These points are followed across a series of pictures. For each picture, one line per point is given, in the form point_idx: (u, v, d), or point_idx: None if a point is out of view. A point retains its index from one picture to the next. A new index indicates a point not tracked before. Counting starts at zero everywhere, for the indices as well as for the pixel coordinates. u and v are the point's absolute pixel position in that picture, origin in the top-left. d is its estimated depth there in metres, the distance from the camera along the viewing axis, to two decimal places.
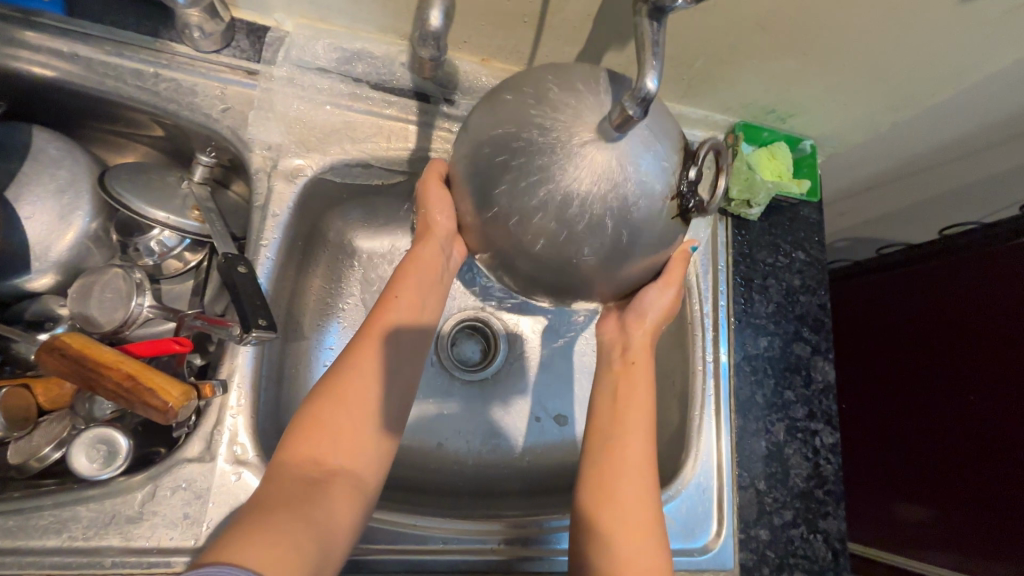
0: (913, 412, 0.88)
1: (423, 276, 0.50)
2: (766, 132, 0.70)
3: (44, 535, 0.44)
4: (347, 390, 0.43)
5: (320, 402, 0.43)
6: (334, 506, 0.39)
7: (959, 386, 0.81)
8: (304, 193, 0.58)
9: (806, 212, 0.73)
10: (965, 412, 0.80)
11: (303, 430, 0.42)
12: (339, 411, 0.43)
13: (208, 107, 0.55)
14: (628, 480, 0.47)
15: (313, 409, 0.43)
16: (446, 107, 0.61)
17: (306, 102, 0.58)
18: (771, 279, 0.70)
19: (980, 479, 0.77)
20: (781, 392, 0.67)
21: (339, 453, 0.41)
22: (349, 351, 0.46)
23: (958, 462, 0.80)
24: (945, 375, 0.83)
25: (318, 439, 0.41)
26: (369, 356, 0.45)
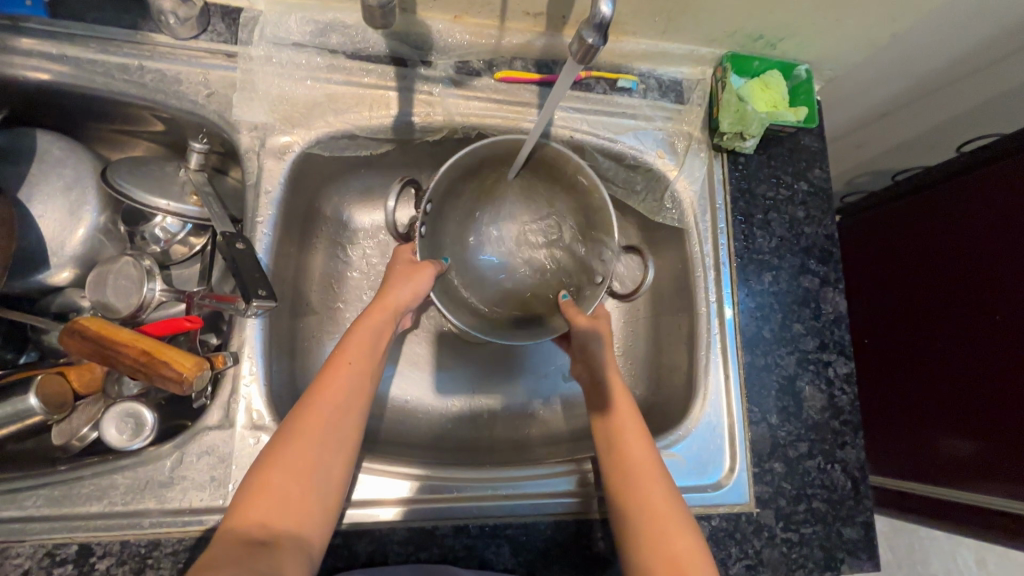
0: (950, 332, 0.83)
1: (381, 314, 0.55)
2: (756, 62, 0.68)
3: (87, 502, 0.47)
4: (322, 395, 0.47)
5: (264, 467, 0.43)
6: (287, 562, 0.39)
7: (997, 299, 0.76)
8: (295, 169, 0.60)
9: (806, 140, 0.70)
10: (1008, 325, 0.74)
11: (254, 492, 0.42)
12: (286, 470, 0.42)
13: (193, 93, 0.57)
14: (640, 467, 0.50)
15: (257, 472, 0.43)
16: (424, 69, 0.62)
17: (286, 78, 0.59)
18: (773, 212, 0.68)
19: (993, 418, 0.76)
20: (789, 326, 0.66)
21: (320, 436, 0.45)
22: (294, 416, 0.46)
23: (1002, 380, 0.75)
24: (985, 287, 0.78)
25: (308, 426, 0.45)
26: (316, 421, 0.45)
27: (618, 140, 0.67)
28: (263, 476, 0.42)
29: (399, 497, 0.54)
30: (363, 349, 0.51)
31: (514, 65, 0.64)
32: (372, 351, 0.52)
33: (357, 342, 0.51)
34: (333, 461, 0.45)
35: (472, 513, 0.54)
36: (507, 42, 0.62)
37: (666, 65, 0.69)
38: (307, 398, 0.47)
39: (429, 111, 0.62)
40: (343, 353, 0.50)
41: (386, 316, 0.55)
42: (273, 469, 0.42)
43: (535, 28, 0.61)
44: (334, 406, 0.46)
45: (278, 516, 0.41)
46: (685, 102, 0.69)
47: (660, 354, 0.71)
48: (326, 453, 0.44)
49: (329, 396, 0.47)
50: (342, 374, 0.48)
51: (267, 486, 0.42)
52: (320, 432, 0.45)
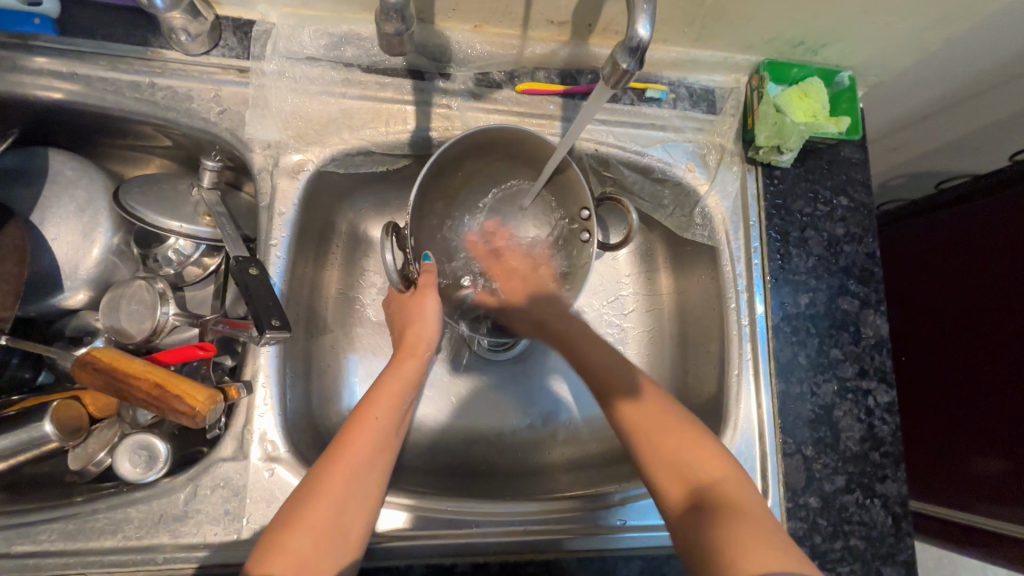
0: (993, 351, 0.78)
1: (409, 365, 0.54)
2: (795, 69, 0.63)
3: (100, 537, 0.47)
4: (353, 448, 0.46)
5: (286, 526, 0.41)
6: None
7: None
8: (309, 188, 0.58)
9: (847, 152, 0.66)
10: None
11: (273, 551, 0.40)
12: (306, 530, 0.41)
13: (205, 111, 0.55)
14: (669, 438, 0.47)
15: (278, 531, 0.41)
16: (442, 82, 0.59)
17: (300, 94, 0.57)
18: (810, 230, 0.64)
19: None
20: (827, 351, 0.62)
21: (347, 491, 0.44)
22: (318, 475, 0.44)
23: None
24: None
25: (336, 477, 0.44)
26: (340, 486, 0.44)
27: (645, 154, 0.64)
28: (284, 533, 0.41)
29: (393, 528, 0.52)
30: (393, 399, 0.50)
31: (536, 76, 0.60)
32: (398, 402, 0.51)
33: (388, 391, 0.50)
34: (351, 527, 0.43)
35: (489, 550, 0.52)
36: (529, 52, 0.59)
37: (697, 73, 0.65)
38: (330, 459, 0.45)
39: (448, 126, 0.59)
40: (371, 407, 0.49)
41: (416, 362, 0.54)
42: (294, 526, 0.41)
43: (559, 37, 0.58)
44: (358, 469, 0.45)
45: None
46: (717, 112, 0.65)
47: (687, 376, 0.68)
48: (343, 522, 0.43)
49: (357, 450, 0.46)
50: (372, 430, 0.47)
51: (289, 543, 0.41)
52: (341, 497, 0.44)
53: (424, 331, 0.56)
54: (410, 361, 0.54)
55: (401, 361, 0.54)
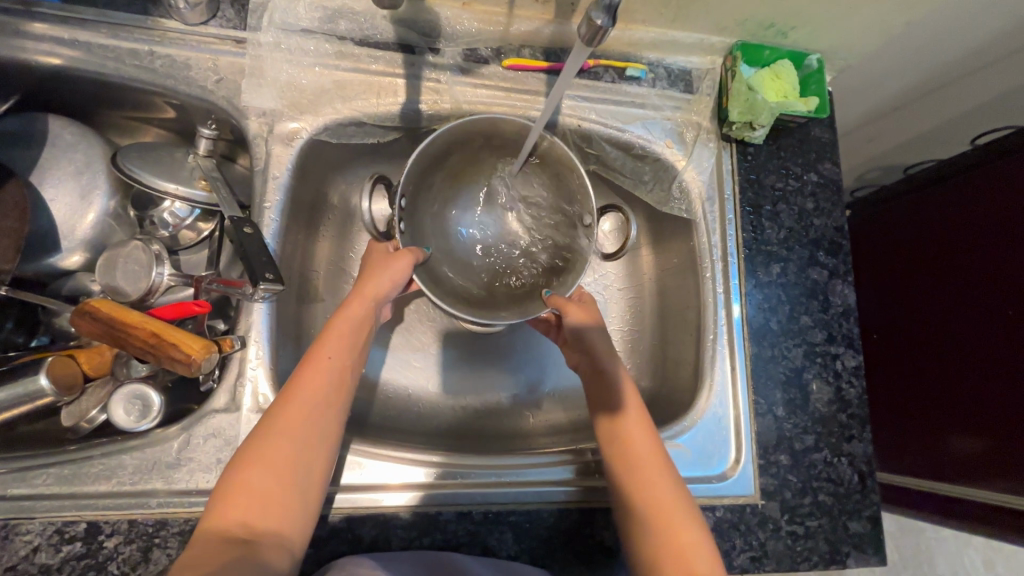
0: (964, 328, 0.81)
1: (357, 310, 0.54)
2: (766, 51, 0.67)
3: (94, 481, 0.48)
4: (305, 387, 0.47)
5: (244, 465, 0.42)
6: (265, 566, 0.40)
7: (1013, 295, 0.75)
8: (303, 155, 0.60)
9: (816, 131, 0.70)
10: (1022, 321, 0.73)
11: (231, 492, 0.41)
12: (264, 469, 0.42)
13: (203, 79, 0.58)
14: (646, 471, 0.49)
15: (235, 472, 0.42)
16: (431, 57, 0.62)
17: (295, 65, 0.59)
18: (781, 203, 0.68)
19: (998, 415, 0.76)
20: (797, 317, 0.65)
21: (304, 428, 0.45)
22: (274, 413, 0.45)
23: (1010, 377, 0.74)
24: (999, 283, 0.77)
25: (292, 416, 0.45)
26: (297, 418, 0.45)
27: (625, 130, 0.67)
28: (242, 473, 0.42)
29: (418, 483, 0.54)
30: (342, 342, 0.51)
31: (522, 53, 0.64)
32: (348, 345, 0.51)
33: (337, 335, 0.51)
34: (314, 459, 0.45)
35: (474, 500, 0.54)
36: (515, 30, 0.62)
37: (675, 54, 0.68)
38: (283, 399, 0.46)
39: (437, 99, 0.62)
40: (322, 348, 0.50)
41: (364, 304, 0.54)
42: (251, 466, 0.42)
43: (544, 15, 0.61)
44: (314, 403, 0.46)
45: (255, 514, 0.41)
46: (694, 92, 0.69)
47: (666, 345, 0.71)
48: (307, 454, 0.45)
49: (312, 390, 0.47)
50: (324, 371, 0.48)
51: (248, 481, 0.42)
52: (299, 432, 0.45)
53: (376, 284, 0.56)
54: (359, 311, 0.54)
55: (347, 309, 0.54)
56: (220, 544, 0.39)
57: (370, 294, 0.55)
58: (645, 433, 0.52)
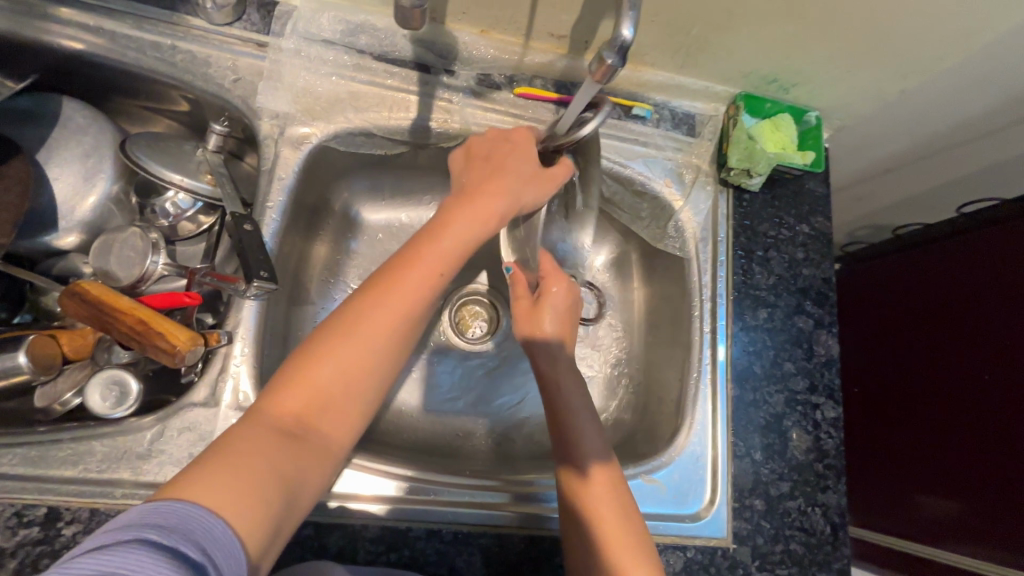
0: (946, 380, 0.82)
1: (476, 214, 0.50)
2: (768, 104, 0.69)
3: (61, 466, 0.47)
4: (396, 296, 0.45)
5: (316, 355, 0.42)
6: (301, 481, 0.39)
7: (998, 354, 0.75)
8: (310, 159, 0.61)
9: (810, 185, 0.72)
10: (1001, 386, 0.74)
11: (298, 380, 0.42)
12: (331, 368, 0.42)
13: (221, 77, 0.59)
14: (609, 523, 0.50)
15: (308, 359, 0.42)
16: (446, 78, 0.64)
17: (312, 72, 0.61)
18: (773, 250, 0.70)
19: (971, 482, 0.76)
20: (781, 363, 0.66)
21: (379, 342, 0.44)
22: (352, 322, 0.44)
23: (984, 441, 0.75)
24: (986, 344, 0.77)
25: (374, 326, 0.44)
26: (376, 327, 0.44)
27: (627, 166, 0.69)
28: (312, 366, 0.42)
29: (385, 496, 0.53)
30: (448, 250, 0.48)
31: (533, 83, 0.66)
32: (455, 253, 0.48)
33: (446, 242, 0.48)
34: (379, 376, 0.44)
35: (445, 519, 0.53)
36: (530, 60, 0.64)
37: (681, 99, 0.71)
38: (357, 309, 0.44)
39: (447, 118, 0.63)
40: (419, 256, 0.47)
41: (481, 214, 0.50)
42: (324, 362, 0.42)
43: (559, 50, 0.63)
44: (394, 324, 0.45)
45: (314, 409, 0.41)
46: (696, 135, 0.71)
47: (651, 379, 0.71)
48: (377, 368, 0.44)
49: (400, 301, 0.45)
50: (419, 281, 0.46)
51: (315, 376, 0.42)
52: (366, 347, 0.43)
53: (498, 193, 0.52)
54: (476, 219, 0.50)
55: (461, 213, 0.50)
56: (277, 428, 0.40)
57: (489, 206, 0.51)
58: (615, 510, 0.50)
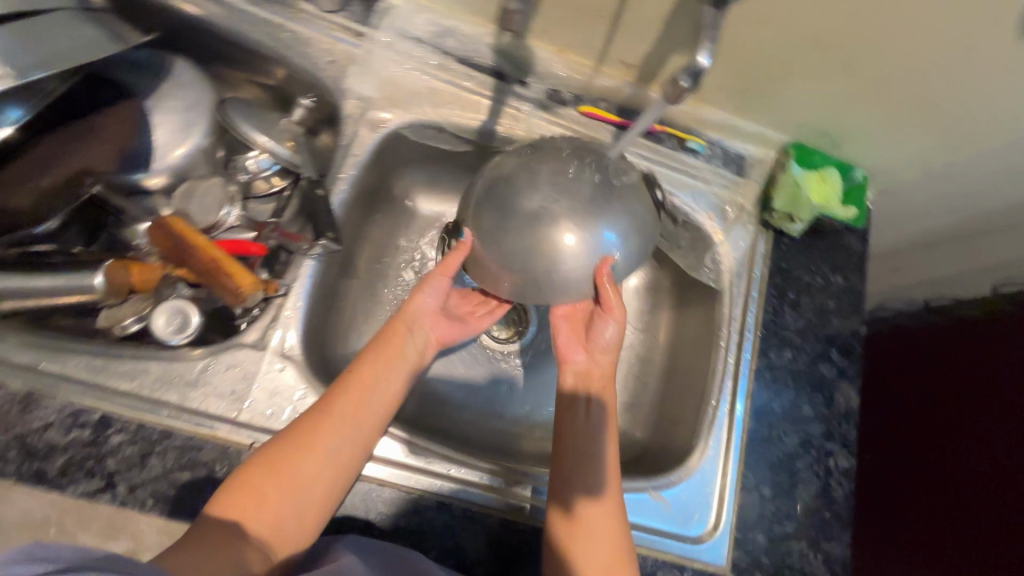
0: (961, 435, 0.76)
1: (406, 330, 0.57)
2: (817, 156, 0.72)
3: (118, 378, 0.51)
4: (338, 397, 0.51)
5: (257, 465, 0.46)
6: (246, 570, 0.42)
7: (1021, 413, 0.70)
8: (383, 143, 0.66)
9: (849, 240, 0.74)
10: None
11: (236, 492, 0.45)
12: (269, 474, 0.46)
13: (318, 58, 0.65)
14: (603, 543, 0.51)
15: (252, 470, 0.46)
16: (519, 87, 0.68)
17: (399, 65, 0.66)
18: (804, 296, 0.71)
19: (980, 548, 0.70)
20: (799, 405, 0.67)
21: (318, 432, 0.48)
22: (308, 422, 0.48)
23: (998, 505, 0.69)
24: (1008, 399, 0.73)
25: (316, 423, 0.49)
26: (318, 433, 0.48)
27: (674, 194, 0.72)
28: (254, 471, 0.46)
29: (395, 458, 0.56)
30: (386, 354, 0.55)
31: (597, 104, 0.70)
32: (390, 359, 0.55)
33: (380, 352, 0.55)
34: (319, 475, 0.47)
35: (447, 494, 0.55)
36: (598, 83, 0.69)
37: (734, 139, 0.74)
38: (310, 410, 0.50)
39: (514, 124, 0.68)
40: (362, 367, 0.53)
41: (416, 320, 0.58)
42: (267, 466, 0.46)
43: (627, 77, 0.68)
44: (354, 417, 0.50)
45: (252, 514, 0.44)
46: (744, 176, 0.74)
47: (668, 402, 0.73)
48: (318, 468, 0.47)
49: (342, 403, 0.50)
50: (355, 385, 0.52)
51: (258, 481, 0.45)
52: (329, 444, 0.48)
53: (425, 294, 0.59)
54: (397, 355, 0.55)
55: (393, 344, 0.56)
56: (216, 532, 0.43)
57: (422, 309, 0.59)
58: (608, 517, 0.52)
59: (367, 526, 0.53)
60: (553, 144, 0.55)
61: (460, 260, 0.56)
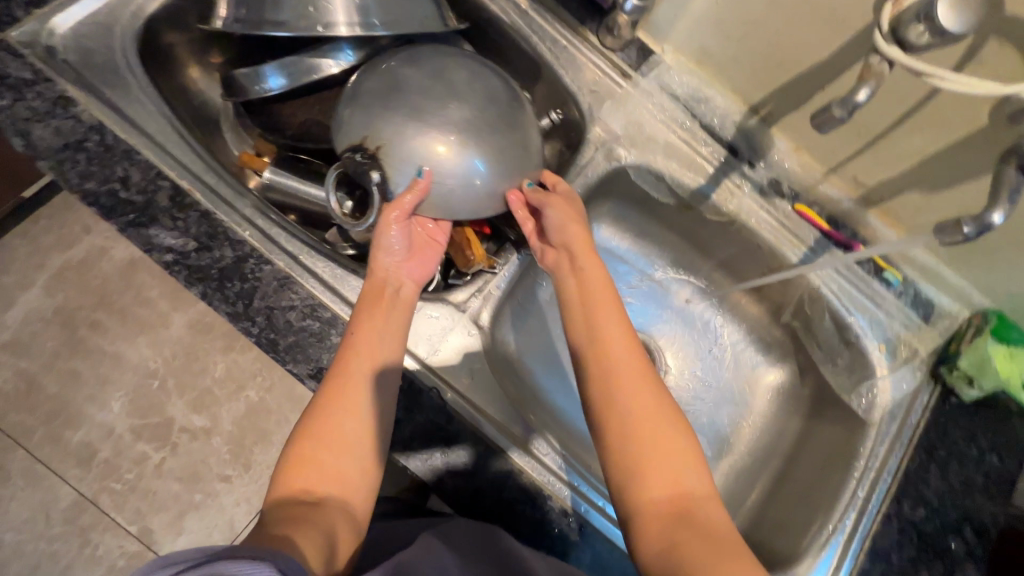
0: None
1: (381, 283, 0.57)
2: (1016, 333, 0.69)
3: (349, 291, 0.58)
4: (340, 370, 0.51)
5: (296, 457, 0.47)
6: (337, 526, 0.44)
7: None
8: (609, 173, 0.73)
9: (1017, 425, 0.71)
10: None
11: (291, 475, 0.46)
12: (315, 453, 0.47)
13: (584, 82, 0.71)
14: (642, 425, 0.48)
15: (290, 465, 0.47)
16: (747, 166, 0.72)
17: (650, 112, 0.72)
18: (955, 461, 0.69)
19: None
20: (919, 568, 0.64)
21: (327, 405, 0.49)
22: (306, 422, 0.49)
23: None
24: None
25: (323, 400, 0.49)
26: (330, 407, 0.49)
27: (854, 314, 0.72)
28: (293, 463, 0.47)
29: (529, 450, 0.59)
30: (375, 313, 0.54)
31: (812, 207, 0.73)
32: (381, 317, 0.54)
33: (367, 315, 0.54)
34: (349, 433, 0.49)
35: (560, 495, 0.57)
36: (821, 188, 0.72)
37: (931, 285, 0.74)
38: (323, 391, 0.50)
39: (729, 196, 0.72)
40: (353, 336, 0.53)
41: (384, 269, 0.57)
42: (299, 456, 0.47)
43: (851, 192, 0.71)
44: (371, 368, 0.51)
45: (315, 491, 0.46)
46: (928, 322, 0.74)
47: (772, 507, 0.74)
48: (343, 434, 0.48)
49: (341, 372, 0.51)
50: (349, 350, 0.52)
51: (300, 469, 0.46)
52: (337, 407, 0.49)
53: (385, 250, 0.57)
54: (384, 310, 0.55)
55: (375, 306, 0.55)
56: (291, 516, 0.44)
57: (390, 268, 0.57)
58: (638, 384, 0.50)
59: (500, 501, 0.56)
60: (399, 77, 0.57)
61: (416, 202, 0.56)
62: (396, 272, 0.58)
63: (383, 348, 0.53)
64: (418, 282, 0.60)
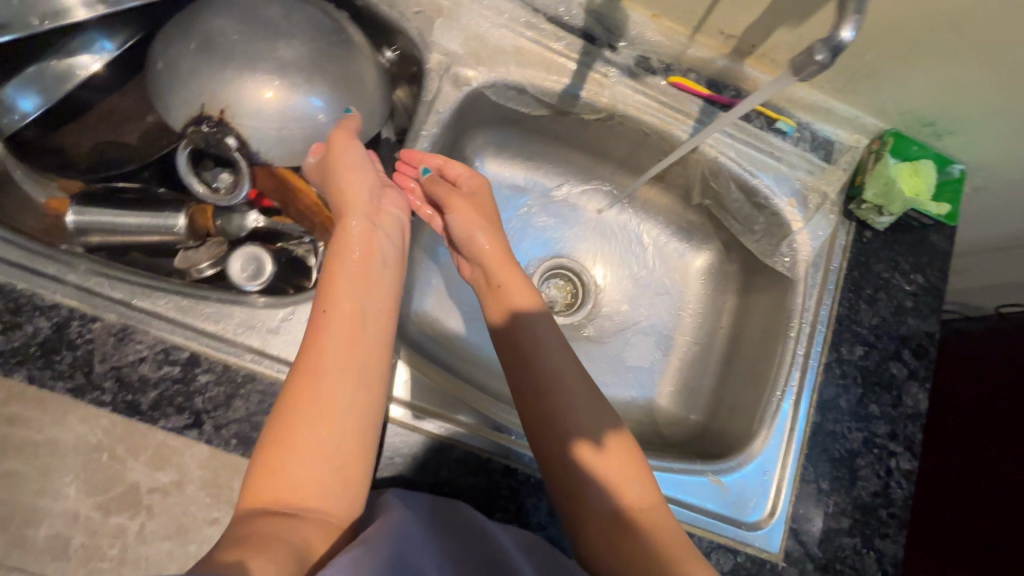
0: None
1: (352, 243, 0.48)
2: (914, 147, 0.69)
3: (205, 321, 0.51)
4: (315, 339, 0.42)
5: (269, 451, 0.38)
6: (315, 542, 0.36)
7: None
8: (465, 100, 0.64)
9: (934, 238, 0.71)
10: None
11: (261, 475, 0.37)
12: (292, 451, 0.38)
13: (404, 5, 0.62)
14: (580, 422, 0.50)
15: (262, 457, 0.38)
16: (608, 52, 0.66)
17: (488, 21, 0.64)
18: (882, 292, 0.69)
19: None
20: (866, 404, 0.66)
21: (316, 382, 0.40)
22: (279, 418, 0.39)
23: None
24: None
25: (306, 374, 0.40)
26: (323, 387, 0.40)
27: (757, 176, 0.69)
28: (265, 460, 0.38)
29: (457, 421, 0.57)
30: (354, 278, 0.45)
31: (687, 76, 0.67)
32: (364, 282, 0.45)
33: (350, 278, 0.45)
34: (348, 421, 0.39)
35: (502, 456, 0.56)
36: (690, 53, 0.66)
37: (826, 123, 0.71)
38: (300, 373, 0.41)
39: (598, 90, 0.66)
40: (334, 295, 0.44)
41: (357, 221, 0.49)
42: (272, 453, 0.38)
43: (721, 48, 0.65)
44: (353, 347, 0.42)
45: (293, 493, 0.37)
46: (831, 162, 0.71)
47: (724, 388, 0.74)
48: (335, 418, 0.39)
49: (322, 348, 0.41)
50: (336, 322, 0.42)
51: (275, 467, 0.37)
52: (328, 387, 0.40)
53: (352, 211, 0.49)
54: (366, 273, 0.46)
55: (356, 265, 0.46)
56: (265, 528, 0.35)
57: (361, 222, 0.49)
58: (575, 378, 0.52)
59: (436, 484, 0.54)
60: (206, 31, 0.51)
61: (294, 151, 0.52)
62: (371, 235, 0.49)
63: (371, 320, 0.44)
64: (399, 248, 0.51)
